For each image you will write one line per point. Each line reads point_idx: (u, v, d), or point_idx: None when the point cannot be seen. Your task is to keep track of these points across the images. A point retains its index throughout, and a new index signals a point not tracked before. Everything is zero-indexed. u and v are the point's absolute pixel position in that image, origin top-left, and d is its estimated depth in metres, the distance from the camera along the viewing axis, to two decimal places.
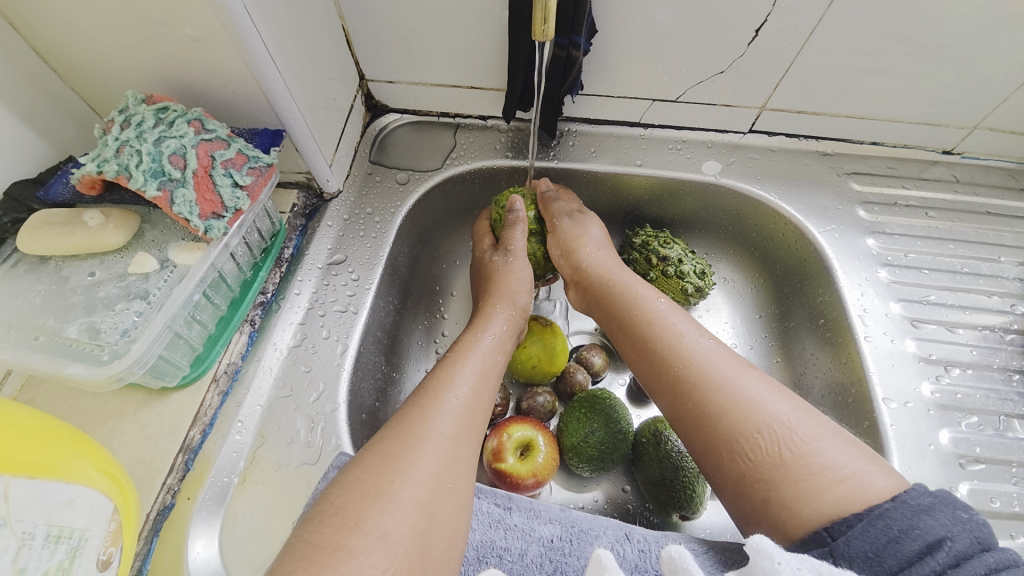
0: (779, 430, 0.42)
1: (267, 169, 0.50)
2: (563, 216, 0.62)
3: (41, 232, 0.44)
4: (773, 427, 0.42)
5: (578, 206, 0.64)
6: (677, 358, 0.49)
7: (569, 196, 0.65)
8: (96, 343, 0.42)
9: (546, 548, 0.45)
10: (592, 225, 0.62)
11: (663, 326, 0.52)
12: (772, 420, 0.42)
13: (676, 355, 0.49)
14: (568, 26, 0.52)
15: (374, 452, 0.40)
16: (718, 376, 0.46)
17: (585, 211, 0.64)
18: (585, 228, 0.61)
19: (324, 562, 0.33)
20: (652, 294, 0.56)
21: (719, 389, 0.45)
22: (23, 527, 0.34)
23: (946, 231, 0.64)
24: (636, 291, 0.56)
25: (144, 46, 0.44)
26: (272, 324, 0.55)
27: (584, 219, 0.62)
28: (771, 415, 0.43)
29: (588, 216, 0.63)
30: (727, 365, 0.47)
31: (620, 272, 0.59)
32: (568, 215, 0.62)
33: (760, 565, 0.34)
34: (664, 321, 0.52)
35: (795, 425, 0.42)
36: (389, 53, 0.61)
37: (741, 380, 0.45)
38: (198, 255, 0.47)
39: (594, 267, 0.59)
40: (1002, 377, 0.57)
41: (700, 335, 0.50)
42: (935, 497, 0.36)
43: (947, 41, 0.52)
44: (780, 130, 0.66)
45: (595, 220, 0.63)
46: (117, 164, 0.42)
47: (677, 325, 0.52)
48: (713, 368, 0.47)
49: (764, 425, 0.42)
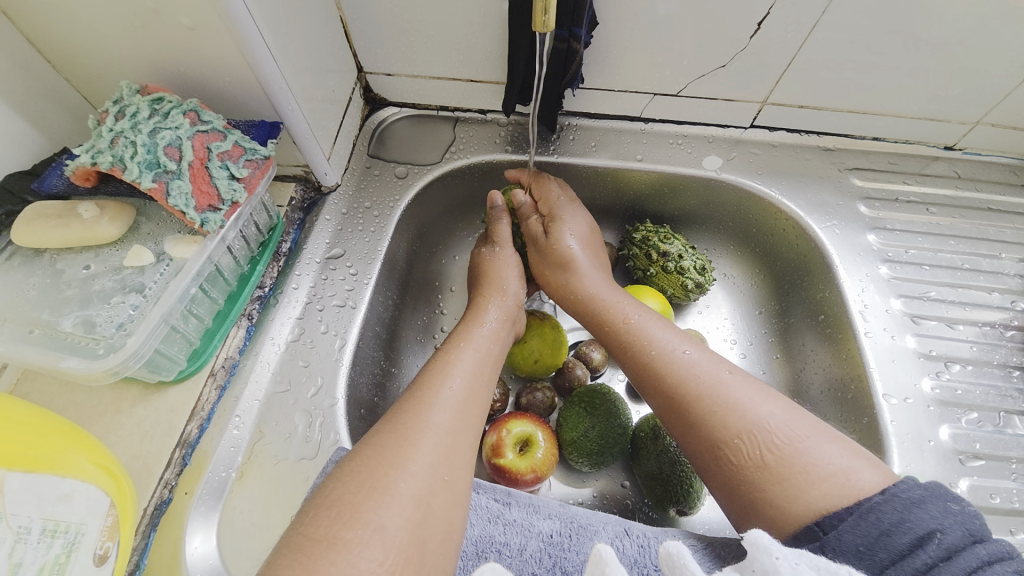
0: (762, 434, 0.41)
1: (264, 162, 0.49)
2: (533, 241, 0.61)
3: (36, 225, 0.44)
4: (754, 431, 0.42)
5: (552, 205, 0.61)
6: (656, 369, 0.49)
7: (544, 186, 0.62)
8: (91, 336, 0.42)
9: (545, 543, 0.45)
10: (562, 240, 0.59)
11: (642, 337, 0.51)
12: (752, 425, 0.42)
13: (655, 366, 0.49)
14: (569, 18, 0.52)
15: (369, 445, 0.39)
16: (695, 386, 0.46)
17: (558, 212, 0.60)
18: (554, 255, 0.59)
19: (321, 555, 0.33)
20: (633, 304, 0.55)
21: (698, 398, 0.45)
22: (19, 522, 0.34)
23: (947, 227, 0.63)
24: (612, 304, 0.55)
25: (139, 36, 0.44)
26: (270, 318, 0.54)
27: (550, 243, 0.59)
28: (752, 419, 0.42)
29: (556, 228, 0.60)
30: (707, 371, 0.46)
31: (593, 281, 0.58)
32: (536, 241, 0.61)
33: (757, 560, 0.34)
34: (641, 334, 0.52)
35: (777, 427, 0.42)
36: (388, 45, 0.60)
37: (720, 385, 0.45)
38: (195, 247, 0.46)
39: (570, 277, 0.58)
40: (1002, 374, 0.57)
41: (678, 344, 0.50)
42: (926, 489, 0.36)
43: (951, 36, 0.52)
44: (781, 125, 0.66)
45: (565, 228, 0.60)
46: (111, 155, 0.42)
47: (656, 333, 0.51)
48: (692, 375, 0.46)
49: (744, 430, 0.42)
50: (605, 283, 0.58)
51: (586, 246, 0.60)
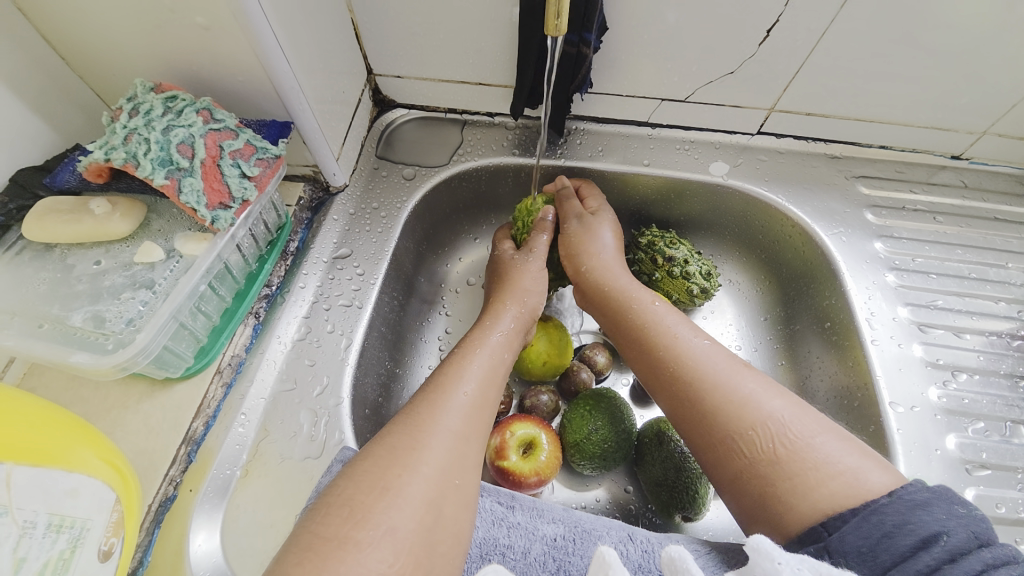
0: (774, 427, 0.41)
1: (275, 161, 0.49)
2: (573, 217, 0.61)
3: (48, 220, 0.44)
4: (767, 424, 0.42)
5: (597, 203, 0.63)
6: (674, 358, 0.49)
7: (591, 190, 0.65)
8: (101, 331, 0.42)
9: (548, 547, 0.45)
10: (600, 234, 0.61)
11: (662, 328, 0.52)
12: (766, 417, 0.42)
13: (671, 355, 0.49)
14: (579, 23, 0.52)
15: (382, 446, 0.39)
16: (712, 377, 0.46)
17: (600, 209, 0.63)
18: (592, 235, 0.60)
19: (330, 555, 0.33)
20: (650, 295, 0.56)
21: (714, 389, 0.45)
22: (25, 515, 0.34)
23: (954, 236, 0.63)
24: (634, 293, 0.56)
25: (154, 34, 0.44)
26: (277, 317, 0.55)
27: (591, 224, 0.61)
28: (766, 412, 0.42)
29: (598, 219, 0.61)
30: (722, 365, 0.47)
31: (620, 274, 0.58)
32: (578, 217, 0.61)
33: (760, 565, 0.33)
34: (659, 325, 0.52)
35: (789, 421, 0.42)
36: (398, 48, 0.61)
37: (735, 378, 0.45)
38: (204, 245, 0.47)
39: (595, 269, 0.59)
40: (1008, 384, 0.57)
41: (695, 336, 0.50)
42: (932, 492, 0.36)
43: (957, 46, 0.52)
44: (788, 132, 0.66)
45: (606, 221, 0.62)
46: (125, 151, 0.42)
47: (675, 326, 0.51)
48: (708, 367, 0.47)
49: (758, 422, 0.42)
50: (625, 277, 0.58)
51: (619, 248, 0.62)
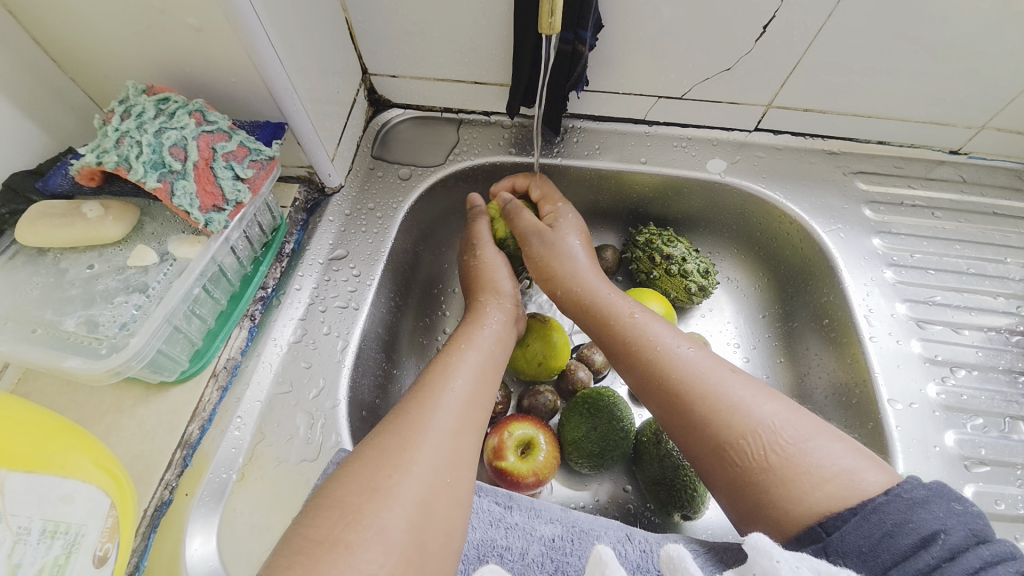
0: (766, 434, 0.41)
1: (269, 163, 0.49)
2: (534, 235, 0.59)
3: (40, 224, 0.44)
4: (758, 432, 0.41)
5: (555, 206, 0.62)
6: (658, 369, 0.48)
7: (541, 184, 0.64)
8: (94, 335, 0.41)
9: (547, 548, 0.45)
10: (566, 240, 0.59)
11: (645, 337, 0.50)
12: (757, 424, 0.42)
13: (658, 364, 0.48)
14: (573, 21, 0.52)
15: (373, 446, 0.39)
16: (699, 386, 0.45)
17: (559, 211, 0.62)
18: (559, 249, 0.58)
19: (323, 557, 0.32)
20: (632, 301, 0.54)
21: (702, 399, 0.45)
22: (19, 522, 0.34)
23: (953, 232, 0.63)
24: (613, 301, 0.54)
25: (144, 36, 0.44)
26: (273, 319, 0.54)
27: (556, 236, 0.59)
28: (757, 418, 0.42)
29: (558, 228, 0.59)
30: (709, 372, 0.46)
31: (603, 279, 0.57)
32: (540, 234, 0.59)
33: (759, 564, 0.33)
34: (642, 333, 0.51)
35: (781, 427, 0.41)
36: (393, 47, 0.60)
37: (724, 387, 0.45)
38: (198, 248, 0.46)
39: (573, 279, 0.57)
40: (1007, 379, 0.56)
41: (680, 343, 0.49)
42: (930, 490, 0.36)
43: (956, 40, 0.52)
44: (785, 128, 0.66)
45: (568, 225, 0.60)
46: (116, 155, 0.42)
47: (658, 333, 0.50)
48: (695, 376, 0.46)
49: (749, 430, 0.42)
50: (602, 282, 0.57)
51: (587, 246, 0.60)
